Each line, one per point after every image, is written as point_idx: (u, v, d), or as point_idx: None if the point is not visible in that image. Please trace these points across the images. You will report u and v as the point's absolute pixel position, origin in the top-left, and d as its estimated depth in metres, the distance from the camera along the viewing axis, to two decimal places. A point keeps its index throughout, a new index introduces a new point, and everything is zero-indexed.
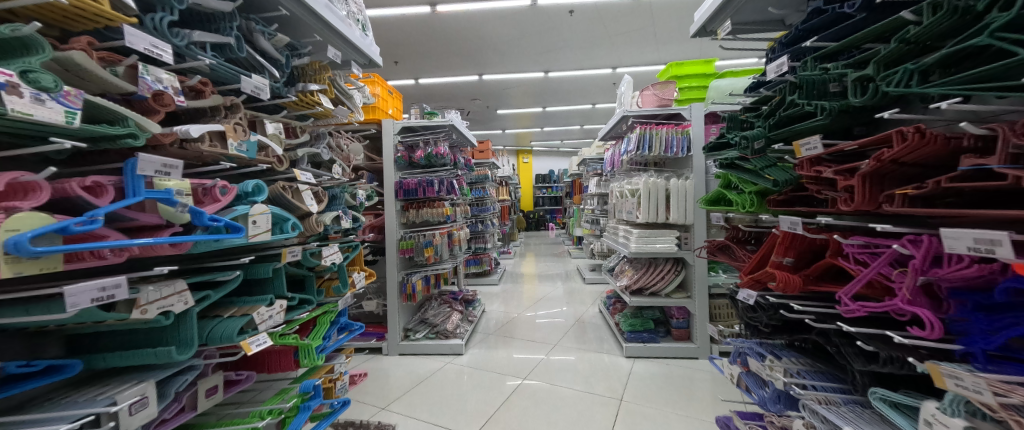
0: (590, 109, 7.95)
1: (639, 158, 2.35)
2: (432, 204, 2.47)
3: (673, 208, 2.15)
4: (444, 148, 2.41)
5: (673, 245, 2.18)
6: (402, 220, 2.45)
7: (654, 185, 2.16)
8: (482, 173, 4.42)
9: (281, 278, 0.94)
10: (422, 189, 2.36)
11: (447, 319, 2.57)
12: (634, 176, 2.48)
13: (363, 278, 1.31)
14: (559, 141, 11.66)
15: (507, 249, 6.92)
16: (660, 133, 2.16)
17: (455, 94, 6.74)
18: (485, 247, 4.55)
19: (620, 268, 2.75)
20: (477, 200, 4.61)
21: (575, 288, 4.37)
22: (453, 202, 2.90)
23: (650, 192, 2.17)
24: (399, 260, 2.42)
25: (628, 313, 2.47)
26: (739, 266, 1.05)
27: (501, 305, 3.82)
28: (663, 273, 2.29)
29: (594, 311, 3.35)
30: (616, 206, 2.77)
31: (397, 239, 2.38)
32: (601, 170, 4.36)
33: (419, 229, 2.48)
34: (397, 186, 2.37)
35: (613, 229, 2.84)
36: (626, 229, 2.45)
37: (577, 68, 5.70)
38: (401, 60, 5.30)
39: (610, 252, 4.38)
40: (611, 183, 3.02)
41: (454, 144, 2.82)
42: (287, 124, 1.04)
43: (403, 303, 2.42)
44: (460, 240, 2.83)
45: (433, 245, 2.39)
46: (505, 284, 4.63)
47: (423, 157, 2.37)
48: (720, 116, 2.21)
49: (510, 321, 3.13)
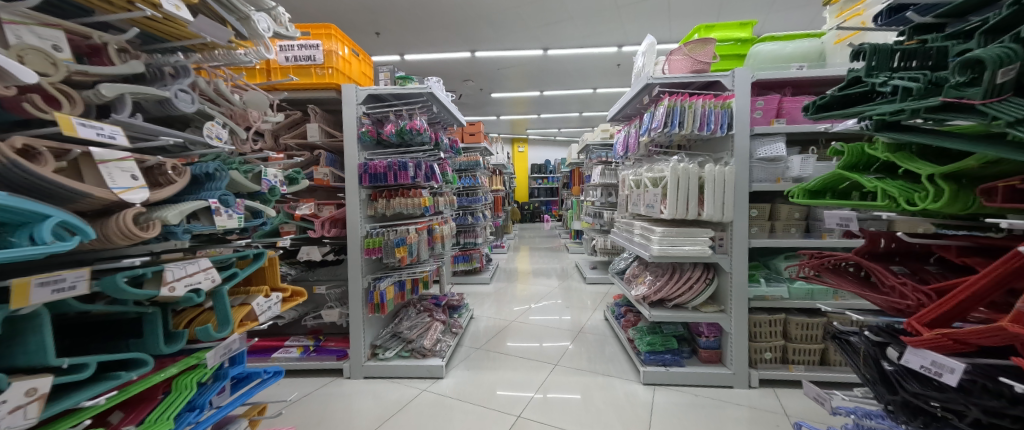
0: (591, 93, 7.43)
1: (664, 138, 1.90)
2: (406, 192, 2.00)
3: (708, 201, 1.70)
4: (421, 122, 1.92)
5: (706, 248, 1.75)
6: (368, 212, 1.97)
7: (685, 171, 1.71)
8: (473, 159, 3.93)
9: (45, 334, 0.47)
10: (393, 173, 1.88)
11: (425, 333, 2.11)
12: (655, 162, 2.03)
13: (276, 305, 0.85)
14: (557, 129, 11.14)
15: (501, 243, 6.46)
16: (694, 105, 1.70)
17: (445, 74, 6.16)
18: (476, 241, 4.09)
19: (633, 273, 2.31)
20: (467, 190, 4.13)
21: (575, 289, 3.94)
22: (435, 192, 2.42)
23: (680, 181, 1.72)
24: (365, 262, 1.95)
25: (644, 328, 2.04)
26: (896, 304, 0.61)
27: (492, 307, 3.38)
28: (690, 282, 1.86)
29: (598, 318, 2.93)
30: (629, 198, 2.32)
31: (361, 236, 1.90)
32: (607, 157, 3.90)
33: (390, 223, 2.01)
34: (361, 169, 1.88)
35: (625, 226, 2.40)
36: (645, 226, 2.00)
37: (580, 45, 5.17)
38: (383, 32, 4.71)
39: (614, 248, 3.96)
40: (623, 172, 2.56)
41: (437, 120, 2.33)
42: (82, 35, 0.55)
43: (369, 315, 1.96)
44: (443, 238, 2.36)
45: (407, 244, 1.91)
46: (497, 282, 4.19)
47: (395, 133, 1.88)
48: (768, 87, 1.76)
49: (502, 330, 2.69)
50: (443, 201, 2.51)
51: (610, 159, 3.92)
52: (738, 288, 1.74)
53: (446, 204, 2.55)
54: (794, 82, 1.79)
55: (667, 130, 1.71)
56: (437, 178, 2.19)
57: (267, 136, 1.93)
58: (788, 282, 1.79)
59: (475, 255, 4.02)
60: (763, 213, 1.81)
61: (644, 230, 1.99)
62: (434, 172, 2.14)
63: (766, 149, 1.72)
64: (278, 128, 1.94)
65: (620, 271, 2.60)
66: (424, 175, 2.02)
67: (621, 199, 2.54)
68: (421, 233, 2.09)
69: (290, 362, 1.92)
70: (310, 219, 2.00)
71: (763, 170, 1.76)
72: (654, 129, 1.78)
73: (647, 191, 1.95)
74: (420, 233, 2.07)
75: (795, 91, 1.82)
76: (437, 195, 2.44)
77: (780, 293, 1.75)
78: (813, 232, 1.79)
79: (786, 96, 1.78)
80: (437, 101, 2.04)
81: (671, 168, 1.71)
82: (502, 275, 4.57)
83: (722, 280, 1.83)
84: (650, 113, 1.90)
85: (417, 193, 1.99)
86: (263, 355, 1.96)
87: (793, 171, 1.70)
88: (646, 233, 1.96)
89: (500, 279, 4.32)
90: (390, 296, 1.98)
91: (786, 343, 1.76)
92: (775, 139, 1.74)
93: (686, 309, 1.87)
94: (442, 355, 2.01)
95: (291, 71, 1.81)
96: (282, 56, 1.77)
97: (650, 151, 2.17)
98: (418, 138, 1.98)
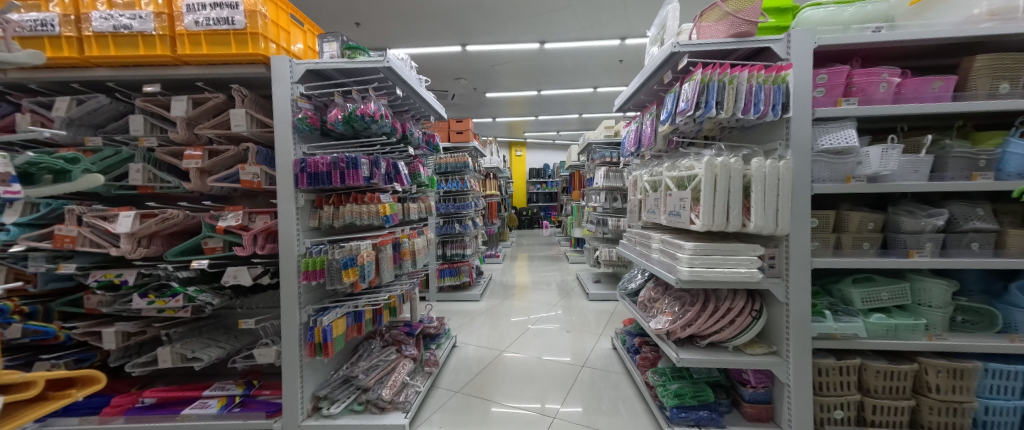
0: (591, 92, 7.02)
1: (691, 127, 1.47)
2: (360, 198, 1.56)
3: (757, 207, 1.26)
4: (377, 107, 1.48)
5: (755, 271, 1.30)
6: (310, 224, 1.52)
7: (726, 167, 1.27)
8: (461, 160, 3.50)
9: None
10: (339, 173, 1.43)
11: (386, 377, 1.65)
12: (680, 157, 1.59)
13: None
14: (556, 132, 10.75)
15: (495, 252, 5.99)
16: (736, 79, 1.26)
17: (435, 70, 5.75)
18: (465, 253, 3.63)
19: (652, 296, 1.86)
20: (454, 195, 3.68)
21: (577, 307, 3.47)
22: (405, 198, 1.98)
23: (718, 180, 1.28)
24: (304, 288, 1.49)
25: (668, 371, 1.58)
26: None
27: (481, 330, 2.92)
28: (730, 314, 1.40)
29: (605, 346, 2.45)
30: (645, 204, 1.87)
31: (297, 255, 1.45)
32: (612, 157, 3.48)
33: (339, 238, 1.56)
34: (297, 167, 1.43)
35: (639, 237, 1.96)
36: (666, 240, 1.56)
37: (580, 38, 4.78)
38: (364, 22, 4.31)
39: (621, 260, 3.51)
40: (634, 172, 2.12)
41: (405, 109, 1.89)
42: None
43: (309, 358, 1.49)
44: (415, 253, 1.92)
45: (358, 265, 1.46)
46: (489, 298, 3.74)
47: (342, 120, 1.44)
48: (831, 57, 1.34)
49: (490, 364, 2.21)
50: (418, 208, 2.06)
51: (615, 160, 3.48)
52: (797, 323, 1.30)
53: (421, 211, 2.12)
54: (863, 51, 1.36)
55: (700, 113, 1.28)
56: (404, 180, 1.75)
57: (180, 126, 1.50)
58: (861, 316, 1.34)
59: (463, 268, 3.58)
60: (826, 222, 1.37)
61: (666, 244, 1.55)
62: (399, 171, 1.70)
63: (831, 137, 1.30)
64: (194, 114, 1.50)
65: (632, 292, 2.13)
66: (383, 176, 1.59)
67: (632, 205, 2.09)
68: (382, 249, 1.65)
69: (205, 422, 1.45)
70: (238, 232, 1.56)
71: (828, 166, 1.32)
72: (681, 112, 1.36)
73: (670, 195, 1.51)
74: (380, 249, 1.63)
75: (863, 63, 1.39)
76: (408, 202, 2.00)
77: (855, 331, 1.30)
78: (893, 248, 1.35)
79: (854, 69, 1.35)
80: (401, 82, 1.61)
81: (705, 163, 1.27)
82: (496, 290, 4.10)
83: (773, 311, 1.38)
84: (673, 93, 1.48)
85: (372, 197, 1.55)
86: (171, 411, 1.49)
87: (872, 167, 1.26)
88: (668, 248, 1.52)
89: (493, 295, 3.84)
90: (338, 332, 1.51)
91: (863, 398, 1.31)
92: (842, 125, 1.31)
93: (725, 348, 1.42)
94: (407, 408, 1.54)
95: (202, 39, 1.37)
96: (189, 19, 1.34)
97: (671, 144, 1.73)
98: (375, 129, 1.54)
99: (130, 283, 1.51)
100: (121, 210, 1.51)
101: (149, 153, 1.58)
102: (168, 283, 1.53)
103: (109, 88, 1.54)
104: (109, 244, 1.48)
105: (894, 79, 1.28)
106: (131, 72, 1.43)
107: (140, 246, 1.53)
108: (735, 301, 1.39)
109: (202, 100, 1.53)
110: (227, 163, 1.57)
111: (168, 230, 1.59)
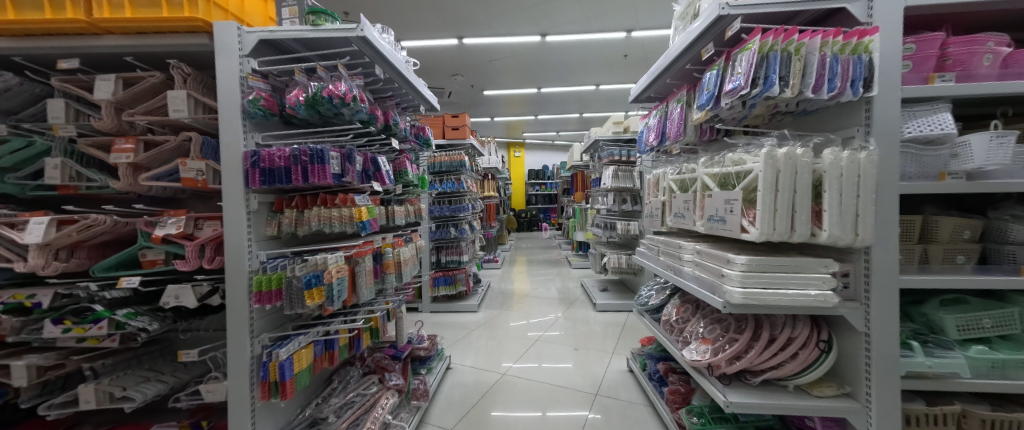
0: (593, 90, 6.76)
1: (736, 112, 1.20)
2: (329, 200, 1.26)
3: (832, 211, 0.99)
4: (350, 87, 1.19)
5: (829, 293, 1.01)
6: (266, 231, 1.23)
7: (791, 160, 1.00)
8: (457, 158, 3.22)
9: None
10: (301, 169, 1.13)
11: (362, 419, 1.35)
12: (722, 150, 1.31)
13: None
14: (556, 132, 10.50)
15: (494, 257, 5.70)
16: (804, 48, 0.99)
17: (431, 65, 5.47)
18: (461, 259, 3.36)
19: (680, 316, 1.58)
20: (450, 197, 3.37)
21: (583, 318, 3.17)
22: (389, 200, 1.68)
23: (780, 177, 1.00)
24: (257, 312, 1.19)
25: (709, 411, 1.29)
26: None
27: (479, 346, 2.63)
28: (792, 346, 1.11)
29: (619, 368, 2.16)
30: (671, 207, 1.59)
31: (247, 270, 1.14)
32: (621, 156, 3.21)
33: (305, 249, 1.27)
34: (247, 161, 1.13)
35: (662, 245, 1.68)
36: (703, 251, 1.29)
37: (583, 30, 4.51)
38: (354, 12, 4.05)
39: (630, 267, 3.24)
40: (657, 170, 1.84)
41: (389, 95, 1.60)
42: None
43: (263, 401, 1.18)
44: (401, 265, 1.63)
45: (325, 283, 1.16)
46: (488, 308, 3.46)
47: (305, 103, 1.14)
48: (919, 22, 1.07)
49: (488, 392, 1.92)
50: (405, 212, 1.77)
51: (624, 158, 3.21)
52: (880, 360, 1.02)
53: (409, 215, 1.83)
54: (956, 16, 1.09)
55: (757, 91, 1.01)
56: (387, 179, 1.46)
57: (105, 111, 1.21)
58: (959, 349, 1.06)
59: (459, 275, 3.28)
60: (910, 230, 1.10)
61: (704, 256, 1.27)
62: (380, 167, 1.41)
63: (919, 123, 1.04)
64: (123, 97, 1.21)
65: (652, 307, 1.85)
66: (358, 173, 1.30)
67: (653, 207, 1.81)
68: (358, 261, 1.35)
69: None
70: (179, 241, 1.27)
71: (913, 159, 1.05)
72: (730, 92, 1.08)
73: (709, 197, 1.24)
74: (355, 262, 1.33)
75: (955, 33, 1.11)
76: (393, 204, 1.71)
77: (955, 370, 1.01)
78: (995, 263, 1.07)
79: (947, 38, 1.07)
80: (382, 59, 1.31)
81: (764, 155, 1.00)
82: (494, 299, 3.80)
83: (845, 343, 1.10)
84: (715, 70, 1.21)
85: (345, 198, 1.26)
86: None
87: (976, 160, 0.98)
88: (706, 262, 1.24)
89: (491, 305, 3.54)
90: (301, 365, 1.21)
91: None
92: (934, 107, 1.03)
93: (784, 389, 1.13)
94: None
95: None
96: None
97: (706, 136, 1.45)
98: (349, 115, 1.25)
99: (44, 307, 1.21)
100: (32, 215, 1.21)
101: (72, 145, 1.29)
102: (90, 304, 1.23)
103: (20, 65, 1.25)
104: (15, 257, 1.19)
105: (1003, 48, 1.01)
106: (39, 43, 1.14)
107: (57, 260, 1.23)
108: (795, 330, 1.11)
109: (135, 80, 1.25)
110: (166, 158, 1.28)
111: (95, 240, 1.30)
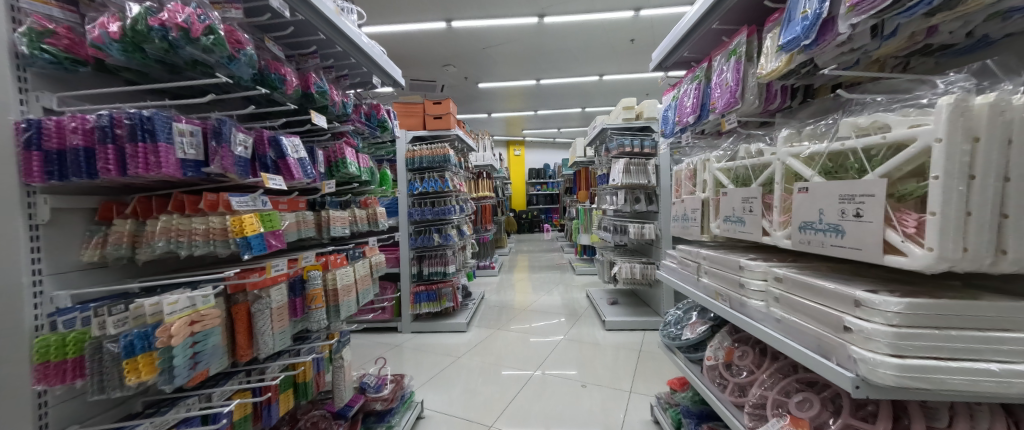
0: (596, 81, 6.28)
1: (853, 47, 0.71)
2: (192, 204, 0.78)
3: None
4: (206, 16, 0.70)
5: None
6: (81, 255, 0.73)
7: (1004, 118, 0.50)
8: (441, 151, 2.71)
9: None
10: (114, 150, 0.66)
11: None
12: (814, 118, 0.82)
13: None
14: (557, 128, 10.03)
15: (490, 262, 5.22)
16: None
17: (419, 54, 5.03)
18: (446, 270, 2.82)
19: (738, 366, 1.09)
20: (432, 199, 2.84)
21: (589, 338, 2.68)
22: (324, 203, 1.20)
23: (981, 152, 0.51)
24: (57, 394, 0.69)
25: None
26: None
27: (464, 378, 2.15)
28: None
29: (640, 416, 1.67)
30: (721, 208, 1.11)
31: (28, 326, 0.64)
32: (633, 146, 2.72)
33: (158, 283, 0.79)
34: (15, 136, 0.63)
35: (700, 262, 1.21)
36: (787, 280, 0.80)
37: (584, 9, 4.03)
38: None
39: (646, 277, 2.74)
40: (693, 158, 1.35)
41: (316, 52, 1.12)
42: None
43: None
44: (337, 294, 1.16)
45: (162, 346, 0.67)
46: (480, 326, 2.98)
47: (120, 38, 0.65)
48: None
49: None
50: (348, 219, 1.30)
51: (636, 149, 2.72)
52: None
53: (358, 223, 1.35)
54: None
55: None
56: (304, 173, 0.97)
57: None
58: None
59: (444, 290, 2.82)
60: None
61: (790, 288, 0.79)
62: (289, 154, 0.93)
63: None
64: None
65: (690, 343, 1.31)
66: (241, 160, 0.81)
67: (687, 209, 1.32)
68: (261, 296, 0.94)
69: None
70: None
71: None
72: (864, 3, 0.59)
73: (803, 193, 0.76)
74: (255, 298, 0.92)
75: None
76: (330, 208, 1.23)
77: None
78: None
79: None
80: None
81: (944, 107, 0.50)
82: (488, 313, 3.32)
83: None
84: None
85: (208, 197, 0.77)
86: None
87: None
88: (798, 299, 0.76)
89: (484, 322, 3.05)
90: None
91: None
92: None
93: None
94: None
95: None
96: None
97: (777, 102, 0.97)
98: (217, 67, 0.77)
99: None
100: None
101: None
102: None
103: None
104: None
105: None
106: None
107: None
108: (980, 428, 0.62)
109: None
110: None
111: None
